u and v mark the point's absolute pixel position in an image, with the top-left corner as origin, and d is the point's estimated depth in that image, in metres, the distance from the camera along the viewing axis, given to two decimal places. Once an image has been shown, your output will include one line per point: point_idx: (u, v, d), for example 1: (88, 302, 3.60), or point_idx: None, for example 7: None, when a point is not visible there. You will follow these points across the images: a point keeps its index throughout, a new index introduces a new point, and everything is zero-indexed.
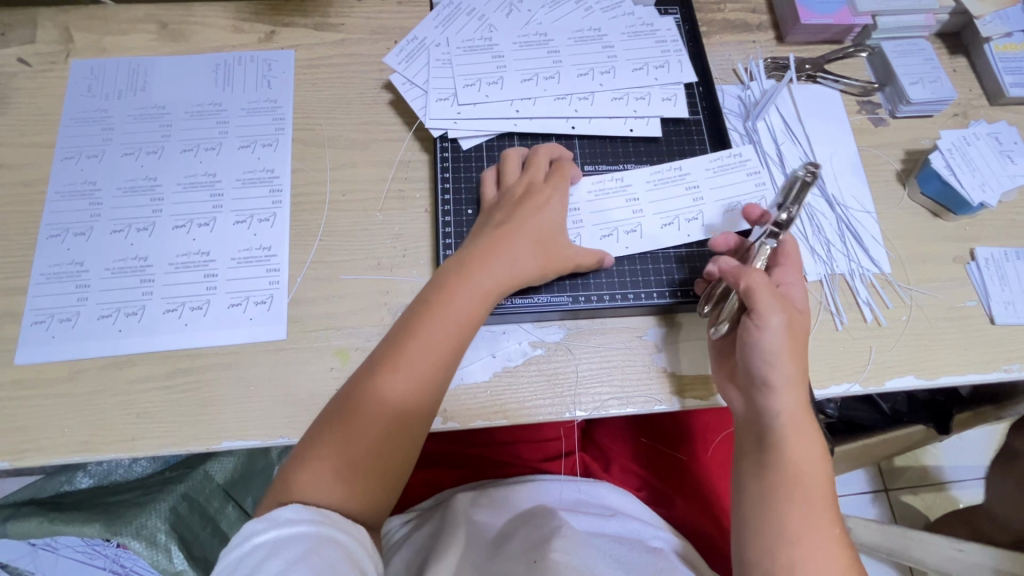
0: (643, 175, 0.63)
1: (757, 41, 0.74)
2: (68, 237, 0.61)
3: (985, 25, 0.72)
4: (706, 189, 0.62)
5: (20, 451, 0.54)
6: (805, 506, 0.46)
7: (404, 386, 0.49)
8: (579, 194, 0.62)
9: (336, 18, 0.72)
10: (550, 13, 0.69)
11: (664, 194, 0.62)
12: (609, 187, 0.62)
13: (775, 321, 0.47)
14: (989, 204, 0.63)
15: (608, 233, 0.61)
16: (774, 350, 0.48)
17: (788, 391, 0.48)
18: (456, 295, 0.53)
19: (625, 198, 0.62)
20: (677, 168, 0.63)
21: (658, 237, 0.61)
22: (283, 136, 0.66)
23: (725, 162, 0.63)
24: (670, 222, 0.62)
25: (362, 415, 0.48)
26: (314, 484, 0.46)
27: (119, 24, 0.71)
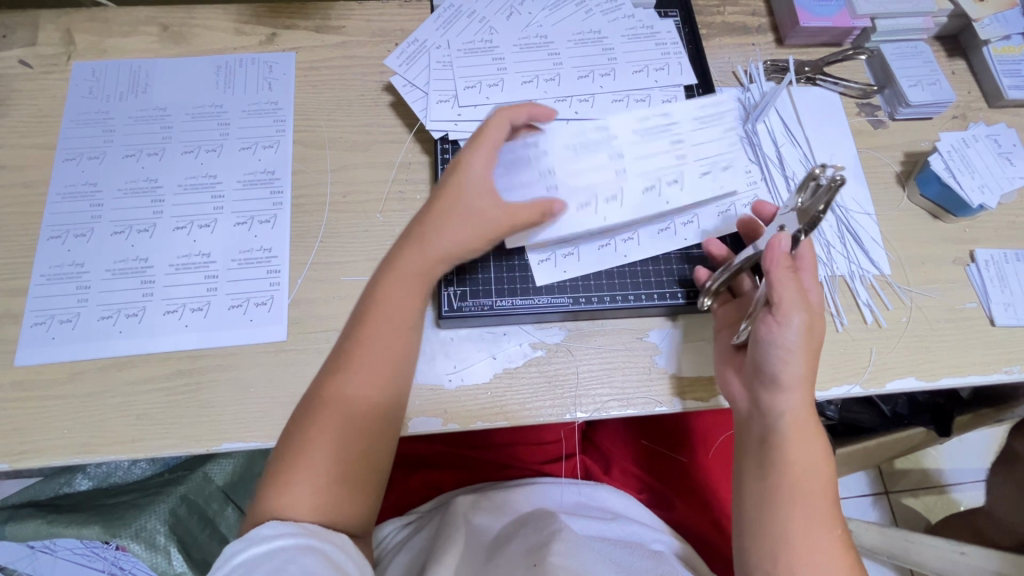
0: (627, 133, 0.62)
1: (756, 44, 0.74)
2: (69, 238, 0.61)
3: (984, 28, 0.72)
4: (687, 150, 0.62)
5: (19, 453, 0.54)
6: (808, 506, 0.46)
7: (357, 395, 0.49)
8: (561, 158, 0.60)
9: (337, 21, 0.72)
10: (550, 15, 0.69)
11: (645, 154, 0.61)
12: (593, 149, 0.61)
13: (796, 320, 0.47)
14: (989, 205, 0.63)
15: (587, 201, 0.59)
16: (793, 348, 0.47)
17: (794, 391, 0.48)
18: (386, 298, 0.52)
19: (609, 158, 0.61)
20: (662, 129, 0.62)
21: (637, 201, 0.60)
22: (284, 138, 0.66)
23: (706, 123, 0.63)
24: (650, 184, 0.60)
25: (317, 428, 0.48)
26: (293, 488, 0.47)
27: (120, 26, 0.71)
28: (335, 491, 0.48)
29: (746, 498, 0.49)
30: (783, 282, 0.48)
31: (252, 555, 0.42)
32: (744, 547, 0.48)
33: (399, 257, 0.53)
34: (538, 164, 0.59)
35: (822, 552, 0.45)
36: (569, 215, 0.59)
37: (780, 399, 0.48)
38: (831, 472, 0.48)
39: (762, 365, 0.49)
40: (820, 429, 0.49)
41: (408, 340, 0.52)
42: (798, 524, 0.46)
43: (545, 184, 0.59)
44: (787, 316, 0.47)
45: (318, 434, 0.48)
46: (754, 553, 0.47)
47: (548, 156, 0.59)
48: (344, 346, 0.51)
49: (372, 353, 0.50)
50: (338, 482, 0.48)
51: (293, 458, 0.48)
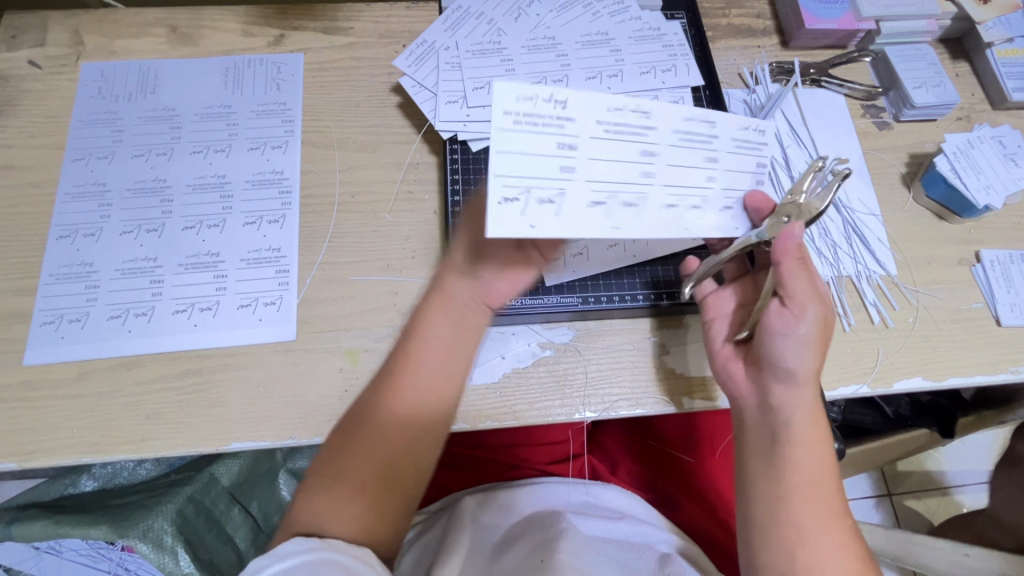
0: (666, 114, 0.44)
1: (762, 46, 0.75)
2: (78, 238, 0.61)
3: (988, 31, 0.73)
4: (725, 179, 0.46)
5: (27, 452, 0.54)
6: (823, 503, 0.46)
7: (394, 422, 0.50)
8: (581, 121, 0.41)
9: (345, 22, 0.73)
10: (557, 17, 0.70)
11: (680, 160, 0.44)
12: (623, 129, 0.42)
13: (812, 314, 0.47)
14: (995, 206, 0.63)
15: (602, 200, 0.42)
16: (805, 342, 0.47)
17: (803, 387, 0.48)
18: (431, 327, 0.52)
19: (636, 151, 0.43)
20: (706, 122, 0.45)
21: (655, 220, 0.44)
22: (292, 138, 0.67)
23: (750, 137, 0.47)
24: (673, 203, 0.45)
25: (364, 449, 0.49)
26: (329, 503, 0.47)
27: (129, 27, 0.71)
28: (371, 506, 0.48)
29: (751, 496, 0.49)
30: (794, 274, 0.48)
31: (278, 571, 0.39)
32: (760, 551, 0.48)
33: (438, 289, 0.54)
34: (551, 113, 0.40)
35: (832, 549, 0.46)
36: (578, 214, 0.41)
37: (789, 396, 0.48)
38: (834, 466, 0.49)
39: (774, 361, 0.48)
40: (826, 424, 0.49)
41: (453, 371, 0.52)
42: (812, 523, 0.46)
43: (550, 160, 0.40)
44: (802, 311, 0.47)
45: (361, 453, 0.49)
46: (766, 555, 0.47)
47: (563, 102, 0.40)
48: (389, 372, 0.51)
49: (416, 384, 0.50)
50: (374, 496, 0.49)
51: (340, 473, 0.49)
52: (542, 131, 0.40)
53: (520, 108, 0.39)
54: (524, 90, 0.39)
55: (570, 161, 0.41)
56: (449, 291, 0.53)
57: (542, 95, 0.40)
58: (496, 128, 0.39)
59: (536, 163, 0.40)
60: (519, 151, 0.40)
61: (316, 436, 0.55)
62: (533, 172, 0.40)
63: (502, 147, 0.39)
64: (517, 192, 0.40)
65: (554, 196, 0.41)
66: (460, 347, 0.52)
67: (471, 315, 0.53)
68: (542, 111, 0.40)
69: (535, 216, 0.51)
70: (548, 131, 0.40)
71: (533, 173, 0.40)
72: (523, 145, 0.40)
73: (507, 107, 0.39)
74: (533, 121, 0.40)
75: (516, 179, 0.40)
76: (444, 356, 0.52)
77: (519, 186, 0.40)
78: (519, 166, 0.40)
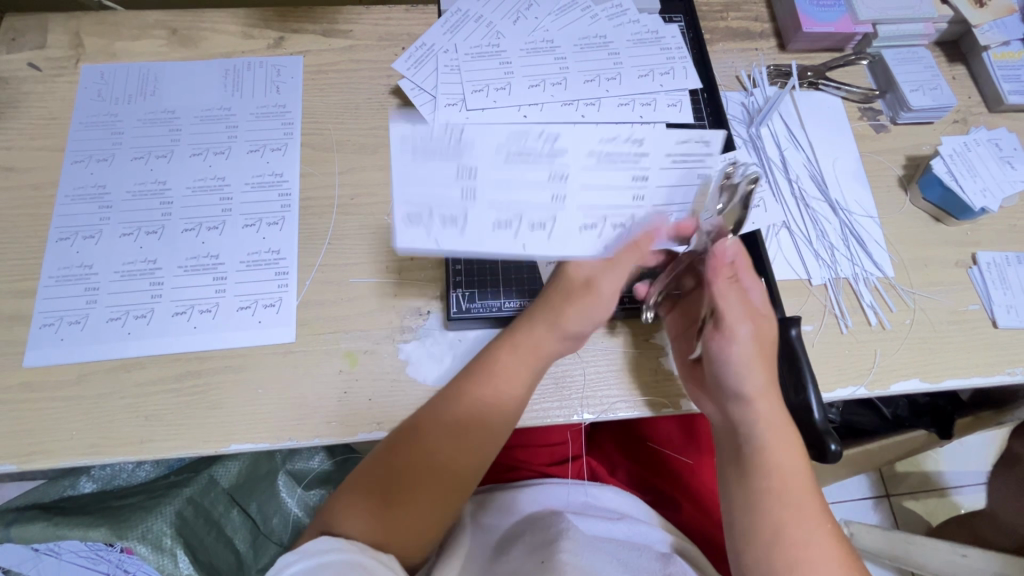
0: (585, 134, 0.39)
1: (760, 49, 0.75)
2: (78, 240, 0.61)
3: (983, 34, 0.73)
4: (652, 198, 0.42)
5: (27, 454, 0.54)
6: (800, 499, 0.46)
7: (444, 455, 0.50)
8: (479, 148, 0.38)
9: (345, 25, 0.73)
10: (556, 20, 0.70)
11: (601, 180, 0.40)
12: (529, 155, 0.39)
13: (743, 331, 0.49)
14: (991, 209, 0.63)
15: (507, 225, 0.39)
16: (742, 360, 0.49)
17: (759, 401, 0.49)
18: (510, 368, 0.52)
19: (548, 175, 0.39)
20: (632, 139, 0.40)
21: (569, 243, 0.41)
22: (292, 141, 0.67)
23: (691, 151, 0.41)
24: (591, 223, 0.41)
25: (411, 475, 0.49)
26: (346, 514, 0.48)
27: (129, 29, 0.71)
28: (394, 518, 0.48)
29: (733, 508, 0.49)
30: (725, 295, 0.51)
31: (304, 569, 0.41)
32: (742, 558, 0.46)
33: (521, 329, 0.53)
34: (451, 137, 0.37)
35: (819, 544, 0.44)
36: (480, 236, 0.39)
37: (745, 411, 0.49)
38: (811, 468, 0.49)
39: (723, 382, 0.50)
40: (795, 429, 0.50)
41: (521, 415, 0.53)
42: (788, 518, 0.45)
43: (452, 186, 0.37)
44: (733, 331, 0.49)
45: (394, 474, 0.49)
46: (753, 560, 0.45)
47: (461, 132, 0.37)
48: (446, 406, 0.50)
49: (490, 426, 0.51)
50: (397, 506, 0.48)
51: (374, 492, 0.49)
52: (440, 156, 0.37)
53: (416, 134, 0.36)
54: (418, 117, 0.36)
55: (473, 185, 0.38)
56: (538, 337, 0.52)
57: (439, 125, 0.36)
58: (397, 151, 0.36)
59: (434, 188, 0.37)
60: (417, 176, 0.37)
61: (316, 437, 0.55)
62: (434, 189, 0.37)
63: (400, 170, 0.37)
64: (422, 211, 0.37)
65: (457, 219, 0.38)
66: (532, 392, 0.54)
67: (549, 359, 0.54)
68: (440, 135, 0.37)
69: (627, 260, 0.46)
70: (451, 155, 0.37)
71: (433, 193, 0.37)
72: (421, 171, 0.37)
73: (403, 133, 0.36)
74: (433, 146, 0.37)
75: (418, 199, 0.37)
76: (520, 402, 0.52)
77: (422, 207, 0.37)
78: (416, 189, 0.37)
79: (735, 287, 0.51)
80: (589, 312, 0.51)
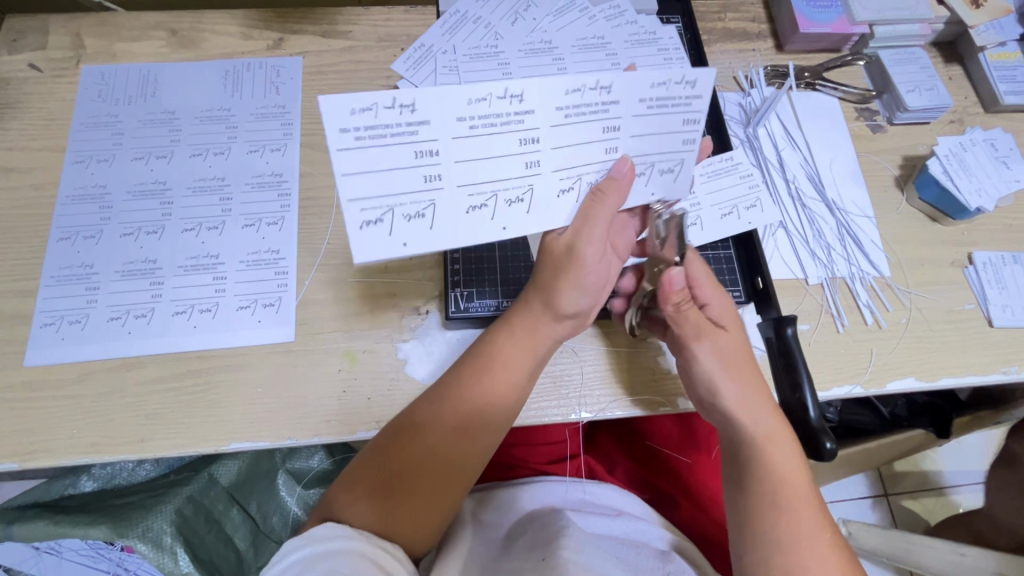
0: (546, 90, 0.38)
1: (757, 49, 0.75)
2: (78, 239, 0.62)
3: (980, 35, 0.74)
4: (626, 148, 0.43)
5: (29, 452, 0.54)
6: (799, 506, 0.46)
7: (439, 449, 0.50)
8: (438, 118, 0.37)
9: (344, 26, 0.73)
10: (554, 21, 0.70)
11: (571, 140, 0.41)
12: (494, 119, 0.38)
13: (704, 350, 0.51)
14: (986, 208, 0.64)
15: (480, 204, 0.42)
16: (711, 374, 0.51)
17: (744, 411, 0.49)
18: (504, 355, 0.52)
19: (515, 140, 0.40)
20: (600, 88, 0.39)
21: (548, 208, 0.44)
22: (291, 141, 0.67)
23: (669, 93, 0.41)
24: (568, 187, 0.44)
25: (405, 461, 0.49)
26: (350, 504, 0.48)
27: (130, 30, 0.72)
28: (398, 510, 0.48)
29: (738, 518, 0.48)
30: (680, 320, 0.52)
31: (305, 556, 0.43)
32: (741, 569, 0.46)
33: (516, 314, 0.53)
34: (399, 120, 0.37)
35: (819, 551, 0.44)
36: (451, 220, 0.42)
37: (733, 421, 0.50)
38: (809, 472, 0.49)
39: (702, 395, 0.53)
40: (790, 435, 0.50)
41: (515, 404, 0.52)
42: (790, 529, 0.45)
43: (412, 173, 0.39)
44: (689, 351, 0.52)
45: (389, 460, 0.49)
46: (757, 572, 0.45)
47: (410, 105, 0.36)
48: (446, 396, 0.50)
49: (484, 415, 0.51)
50: (400, 500, 0.48)
51: (372, 480, 0.49)
52: (392, 142, 0.37)
53: (360, 122, 0.36)
54: (355, 103, 0.35)
55: (435, 169, 0.39)
56: (532, 318, 0.52)
57: (381, 101, 0.36)
58: (336, 149, 0.36)
59: (394, 181, 0.39)
60: (368, 166, 0.37)
61: (315, 436, 0.56)
62: (396, 191, 0.39)
63: (347, 171, 0.37)
64: (379, 213, 0.39)
65: (422, 210, 0.40)
66: (527, 380, 0.53)
67: (542, 343, 0.53)
68: (387, 119, 0.36)
69: (609, 209, 0.44)
70: (402, 140, 0.37)
71: (391, 192, 0.39)
72: (371, 161, 0.37)
73: (342, 125, 0.35)
74: (380, 135, 0.37)
75: (373, 202, 0.39)
76: (512, 390, 0.52)
77: (379, 207, 0.39)
78: (372, 186, 0.38)
79: (688, 311, 0.52)
80: (576, 285, 0.49)
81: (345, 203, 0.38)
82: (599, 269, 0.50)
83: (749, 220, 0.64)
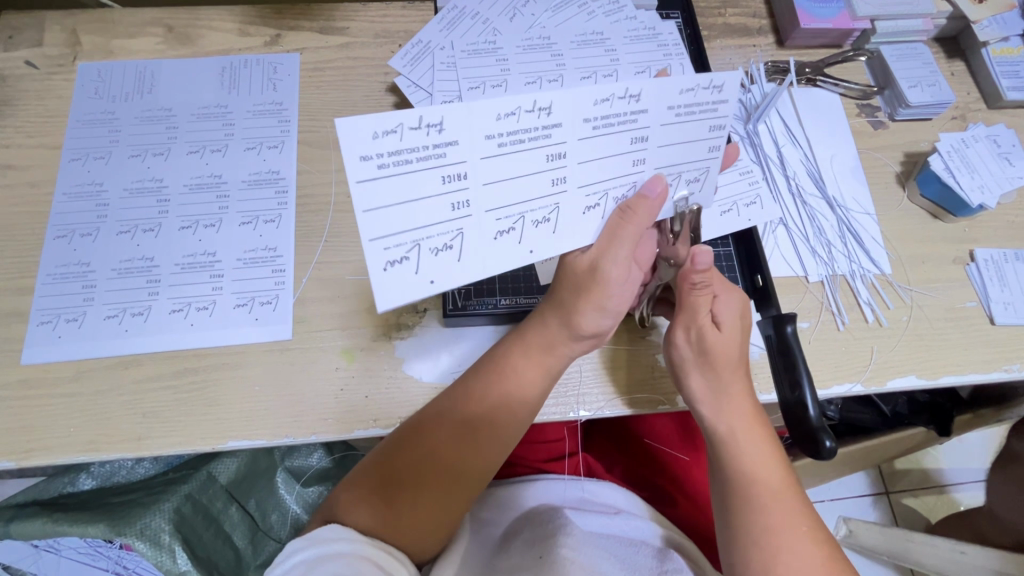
0: (573, 101, 0.37)
1: (758, 45, 0.75)
2: (75, 237, 0.62)
3: (983, 30, 0.72)
4: (653, 158, 0.43)
5: (26, 451, 0.54)
6: (776, 502, 0.48)
7: (446, 460, 0.50)
8: (465, 139, 0.36)
9: (342, 22, 0.73)
10: (553, 17, 0.70)
11: (597, 153, 0.40)
12: (523, 135, 0.37)
13: (676, 336, 0.53)
14: (988, 205, 0.63)
15: (508, 228, 0.41)
16: (682, 361, 0.53)
17: (707, 401, 0.52)
18: (517, 370, 0.51)
19: (543, 157, 0.39)
20: (629, 97, 0.38)
21: (574, 225, 0.44)
22: (289, 138, 0.67)
23: (696, 99, 0.41)
24: (593, 204, 0.44)
25: (413, 471, 0.49)
26: (348, 506, 0.49)
27: (126, 27, 0.71)
28: (401, 516, 0.48)
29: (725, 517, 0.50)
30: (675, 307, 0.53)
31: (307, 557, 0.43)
32: (729, 565, 0.49)
33: (532, 330, 0.52)
34: (425, 143, 0.35)
35: (798, 545, 0.46)
36: (479, 246, 0.40)
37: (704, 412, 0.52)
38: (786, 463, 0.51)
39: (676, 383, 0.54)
40: (765, 431, 0.52)
41: (524, 421, 0.52)
42: (767, 526, 0.47)
43: (438, 202, 0.38)
44: (672, 335, 0.54)
45: (397, 469, 0.50)
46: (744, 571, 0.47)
47: (438, 125, 0.35)
48: (456, 411, 0.51)
49: (494, 431, 0.51)
50: (402, 506, 0.48)
51: (377, 487, 0.49)
52: (416, 168, 0.36)
53: (382, 148, 0.34)
54: (379, 125, 0.33)
55: (462, 195, 0.38)
56: (549, 336, 0.51)
57: (407, 123, 0.34)
58: (356, 181, 0.35)
59: (418, 205, 0.37)
60: (390, 197, 0.36)
61: (313, 434, 0.56)
62: (418, 224, 0.38)
63: (368, 206, 0.36)
64: (404, 250, 0.38)
65: (449, 241, 0.39)
66: (538, 398, 0.52)
67: (557, 361, 0.52)
68: (412, 141, 0.35)
69: (636, 227, 0.45)
70: (428, 164, 0.36)
71: (418, 226, 0.38)
72: (392, 193, 0.36)
73: (364, 153, 0.34)
74: (405, 160, 0.35)
75: (397, 238, 0.37)
76: (523, 408, 0.52)
77: (403, 244, 0.38)
78: (394, 221, 0.37)
79: (697, 294, 0.50)
80: (599, 306, 0.49)
81: (367, 243, 0.37)
82: (624, 292, 0.49)
83: (749, 217, 0.64)
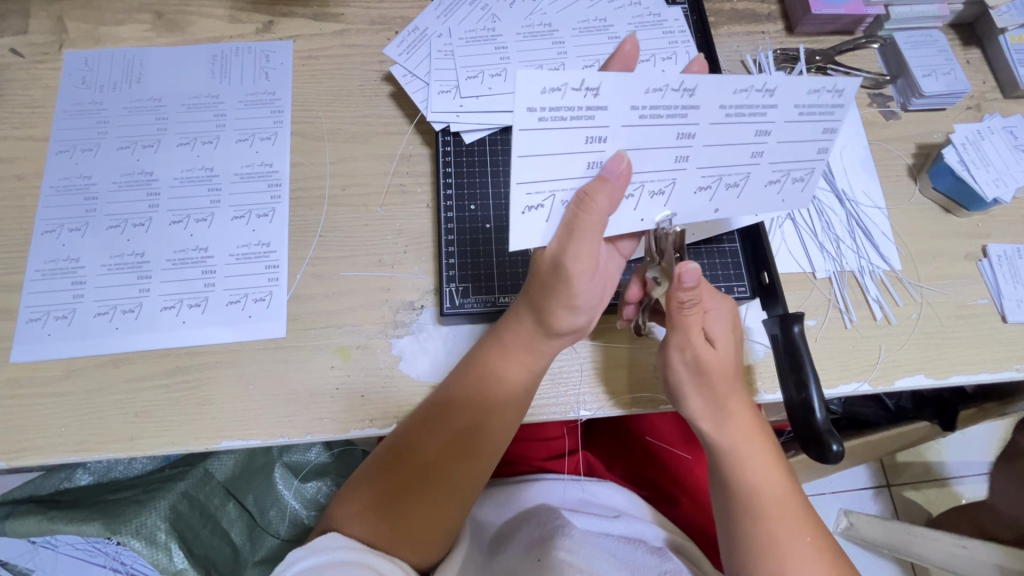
0: (716, 87, 0.36)
1: (766, 32, 0.72)
2: (63, 232, 0.60)
3: (1000, 16, 0.70)
4: (771, 154, 0.41)
5: (16, 450, 0.53)
6: (774, 511, 0.47)
7: (433, 464, 0.50)
8: (615, 108, 0.35)
9: (336, 8, 0.70)
10: (554, 3, 0.67)
11: (723, 138, 0.39)
12: (663, 112, 0.36)
13: (673, 356, 0.50)
14: (1004, 199, 0.61)
15: (629, 194, 0.41)
16: (683, 382, 0.50)
17: (707, 418, 0.51)
18: (501, 370, 0.51)
19: (674, 134, 0.38)
20: (765, 91, 0.37)
21: (683, 203, 0.43)
22: (282, 129, 0.65)
23: (820, 101, 0.39)
24: (706, 185, 0.42)
25: (405, 475, 0.49)
26: (344, 520, 0.48)
27: (113, 13, 0.69)
28: (401, 529, 0.47)
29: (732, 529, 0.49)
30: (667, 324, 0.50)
31: (313, 564, 0.42)
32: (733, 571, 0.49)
33: (510, 329, 0.51)
34: (580, 104, 0.34)
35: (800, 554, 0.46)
36: None
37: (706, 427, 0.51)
38: (787, 472, 0.50)
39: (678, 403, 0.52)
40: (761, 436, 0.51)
41: (516, 418, 0.52)
42: (767, 531, 0.47)
43: (577, 159, 0.38)
44: (666, 356, 0.51)
45: (393, 478, 0.49)
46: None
47: (595, 89, 0.34)
48: (443, 413, 0.50)
49: (483, 431, 0.51)
50: (393, 519, 0.47)
51: (376, 502, 0.48)
52: (568, 126, 0.35)
53: (545, 103, 0.34)
54: (547, 82, 0.33)
55: (600, 155, 0.38)
56: (527, 335, 0.50)
57: (571, 83, 0.33)
58: (520, 129, 0.35)
59: (562, 160, 0.37)
60: (544, 147, 0.36)
61: (308, 434, 0.55)
62: (558, 176, 0.38)
63: (526, 153, 0.36)
64: (542, 198, 0.39)
65: None
66: (528, 395, 0.52)
67: (541, 359, 0.52)
68: (571, 101, 0.34)
69: (596, 216, 0.39)
70: (578, 124, 0.36)
71: (557, 178, 0.38)
72: (546, 145, 0.36)
73: (530, 104, 0.34)
74: (561, 118, 0.35)
75: (540, 186, 0.38)
76: (512, 406, 0.52)
77: (544, 192, 0.39)
78: (540, 171, 0.37)
79: (687, 314, 0.47)
80: (570, 304, 0.46)
81: (515, 185, 0.38)
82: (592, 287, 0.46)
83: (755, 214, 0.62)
